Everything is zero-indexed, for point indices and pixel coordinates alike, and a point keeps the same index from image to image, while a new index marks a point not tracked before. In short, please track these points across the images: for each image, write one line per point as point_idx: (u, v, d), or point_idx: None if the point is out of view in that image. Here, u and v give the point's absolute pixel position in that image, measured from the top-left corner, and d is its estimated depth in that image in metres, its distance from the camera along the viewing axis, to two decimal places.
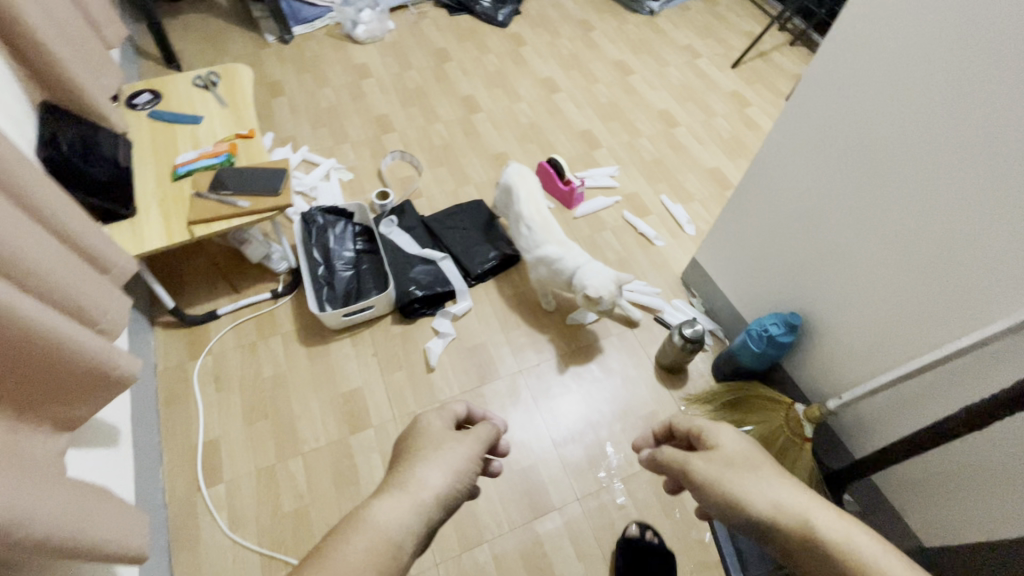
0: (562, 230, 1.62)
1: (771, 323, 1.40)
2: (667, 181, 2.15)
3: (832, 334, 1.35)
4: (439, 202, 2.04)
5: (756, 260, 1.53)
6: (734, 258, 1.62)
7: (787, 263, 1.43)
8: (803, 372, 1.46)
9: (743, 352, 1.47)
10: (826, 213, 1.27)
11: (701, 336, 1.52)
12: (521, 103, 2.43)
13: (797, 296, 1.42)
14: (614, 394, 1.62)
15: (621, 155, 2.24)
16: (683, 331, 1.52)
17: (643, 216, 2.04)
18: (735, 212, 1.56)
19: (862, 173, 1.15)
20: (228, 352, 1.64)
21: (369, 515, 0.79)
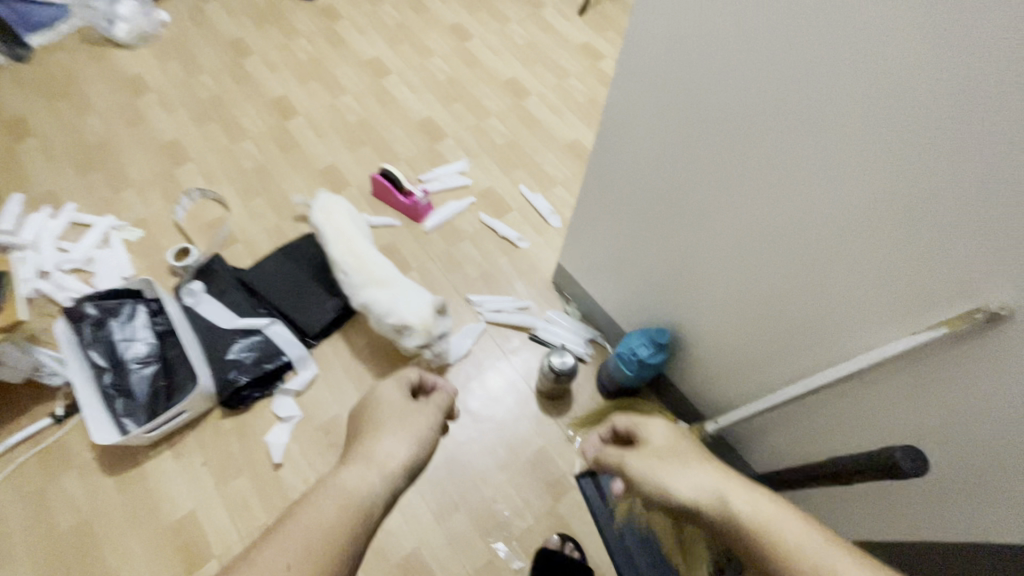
0: (377, 260, 1.40)
1: (636, 344, 1.27)
2: (525, 167, 1.91)
3: (715, 339, 1.16)
4: (260, 247, 1.69)
5: (622, 261, 1.32)
6: (600, 258, 1.40)
7: (652, 262, 1.21)
8: (692, 380, 1.29)
9: (618, 373, 1.35)
10: (682, 205, 1.03)
11: (571, 367, 1.39)
12: (346, 96, 2.05)
13: (670, 298, 1.22)
14: (494, 439, 1.45)
15: (470, 143, 1.95)
16: (551, 362, 1.39)
17: (503, 215, 1.80)
18: (589, 207, 1.32)
19: (711, 157, 0.91)
20: (4, 512, 1.28)
21: (331, 484, 0.69)
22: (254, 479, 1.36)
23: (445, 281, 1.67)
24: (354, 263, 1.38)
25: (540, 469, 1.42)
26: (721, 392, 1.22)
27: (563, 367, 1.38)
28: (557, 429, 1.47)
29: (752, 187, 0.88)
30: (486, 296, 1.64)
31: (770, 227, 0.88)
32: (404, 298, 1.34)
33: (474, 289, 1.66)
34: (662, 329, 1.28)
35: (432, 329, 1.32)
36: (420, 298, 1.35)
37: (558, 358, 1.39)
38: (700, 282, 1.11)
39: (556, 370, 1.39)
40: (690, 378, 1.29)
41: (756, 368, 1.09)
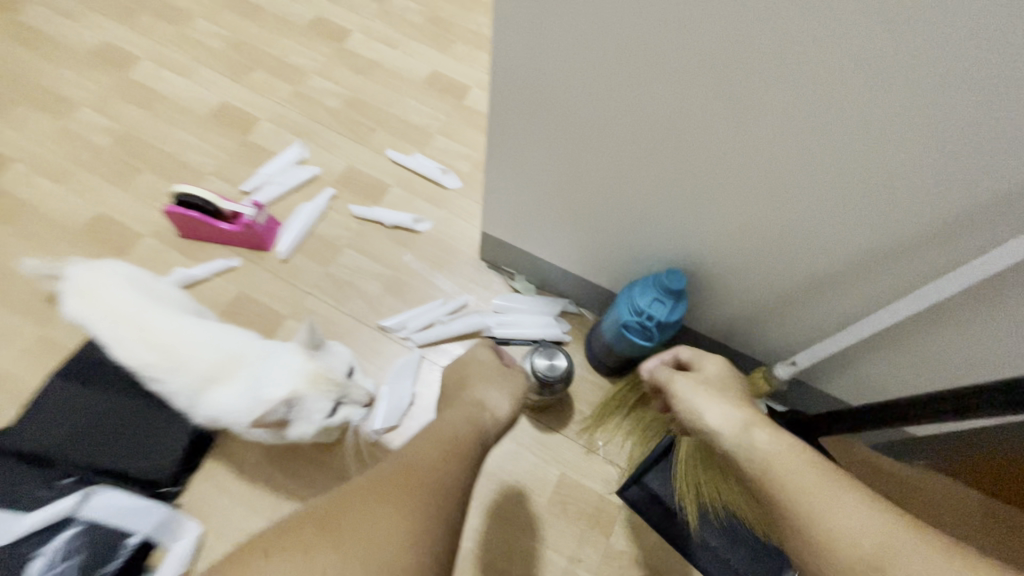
0: (206, 334, 0.84)
1: (646, 302, 0.86)
2: (383, 126, 1.40)
3: (765, 262, 0.84)
4: (28, 381, 1.05)
5: (592, 210, 0.94)
6: (556, 220, 1.01)
7: (642, 200, 0.85)
8: (740, 315, 0.98)
9: (626, 346, 0.96)
10: (670, 109, 0.67)
11: (565, 368, 0.97)
12: (82, 113, 1.35)
13: (681, 234, 0.88)
14: (496, 495, 1.04)
15: (295, 119, 1.38)
16: (536, 368, 0.96)
17: (381, 197, 1.30)
18: (522, 163, 0.92)
19: (707, 9, 0.55)
20: None
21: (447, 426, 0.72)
22: None
23: (342, 315, 1.17)
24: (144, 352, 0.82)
25: (571, 506, 1.04)
26: (786, 316, 0.92)
27: (559, 373, 0.96)
28: (569, 442, 1.09)
29: (815, 26, 0.51)
30: (408, 312, 1.16)
31: (866, 55, 0.51)
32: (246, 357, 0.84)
33: (386, 309, 1.17)
34: (677, 270, 0.86)
35: (331, 371, 0.85)
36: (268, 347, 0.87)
37: (546, 361, 0.97)
38: (725, 200, 0.77)
39: (548, 379, 0.96)
40: (738, 315, 0.98)
41: (839, 277, 0.79)
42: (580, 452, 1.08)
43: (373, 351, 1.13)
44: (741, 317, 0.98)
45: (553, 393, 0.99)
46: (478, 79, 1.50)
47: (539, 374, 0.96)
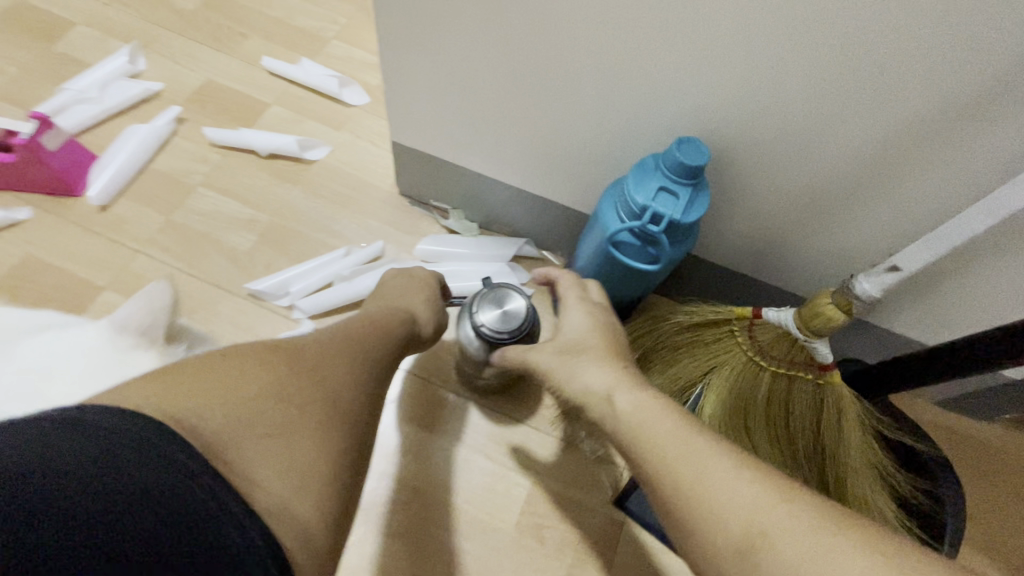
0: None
1: (648, 193, 0.52)
2: (256, 29, 1.02)
3: (794, 132, 0.55)
4: None
5: (533, 86, 0.63)
6: (485, 117, 0.70)
7: (608, 46, 0.55)
8: (747, 242, 0.69)
9: (617, 273, 0.63)
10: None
11: (529, 319, 0.61)
12: None
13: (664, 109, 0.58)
14: (433, 527, 0.69)
15: (126, 20, 0.98)
16: (478, 323, 0.61)
17: (254, 118, 0.92)
18: (426, 9, 0.59)
19: None
20: None
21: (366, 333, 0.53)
22: None
23: (191, 281, 0.79)
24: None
25: (549, 530, 0.69)
26: (818, 232, 0.64)
27: (516, 328, 0.60)
28: (540, 436, 0.74)
29: None
30: (292, 268, 0.80)
31: None
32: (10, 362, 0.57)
33: (259, 268, 0.80)
34: (694, 138, 0.52)
35: (150, 350, 0.58)
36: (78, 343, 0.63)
37: (496, 311, 0.61)
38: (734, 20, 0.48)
39: (498, 338, 0.60)
40: (745, 241, 0.69)
41: (911, 140, 0.51)
42: (558, 449, 0.73)
43: (239, 329, 0.76)
44: (750, 245, 0.69)
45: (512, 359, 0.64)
46: None
47: (484, 332, 0.61)
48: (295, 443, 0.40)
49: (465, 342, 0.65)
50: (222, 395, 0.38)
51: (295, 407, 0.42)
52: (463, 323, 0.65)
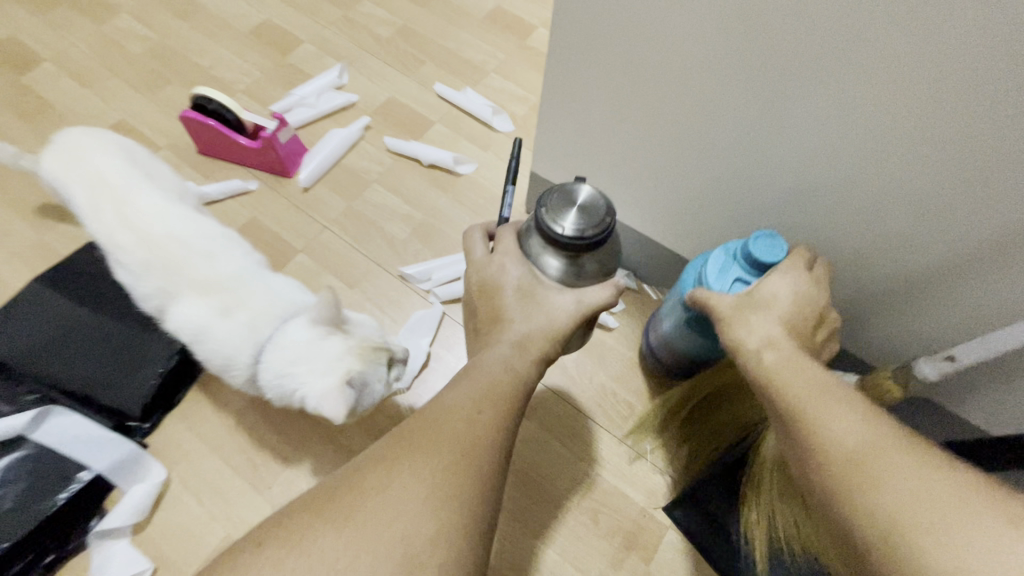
0: (253, 298, 0.65)
1: (731, 275, 0.64)
2: (434, 58, 1.24)
3: (903, 208, 0.60)
4: (14, 281, 0.94)
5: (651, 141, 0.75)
6: (615, 177, 0.85)
7: (726, 155, 0.69)
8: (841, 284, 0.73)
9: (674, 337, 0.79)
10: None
11: (603, 208, 0.53)
12: (119, 18, 1.26)
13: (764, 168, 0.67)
14: (514, 490, 0.84)
15: (339, 44, 1.25)
16: (551, 226, 0.52)
17: (422, 133, 1.14)
18: (588, 100, 0.76)
19: None
20: None
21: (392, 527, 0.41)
22: None
23: (359, 257, 1.01)
24: (99, 204, 0.65)
25: (604, 516, 0.82)
26: (919, 295, 0.67)
27: (604, 223, 0.52)
28: (608, 437, 0.88)
29: None
30: (436, 260, 0.99)
31: None
32: (260, 278, 0.67)
33: (409, 255, 1.01)
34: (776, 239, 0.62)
35: (333, 337, 0.63)
36: (292, 315, 0.65)
37: (572, 208, 0.53)
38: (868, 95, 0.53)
39: (583, 239, 0.52)
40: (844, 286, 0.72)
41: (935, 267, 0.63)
42: (623, 451, 0.87)
43: (389, 301, 0.97)
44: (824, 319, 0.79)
45: (593, 270, 0.56)
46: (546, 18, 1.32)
47: (567, 237, 0.52)
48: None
49: (534, 262, 0.56)
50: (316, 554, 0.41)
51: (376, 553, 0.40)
52: (537, 240, 0.55)
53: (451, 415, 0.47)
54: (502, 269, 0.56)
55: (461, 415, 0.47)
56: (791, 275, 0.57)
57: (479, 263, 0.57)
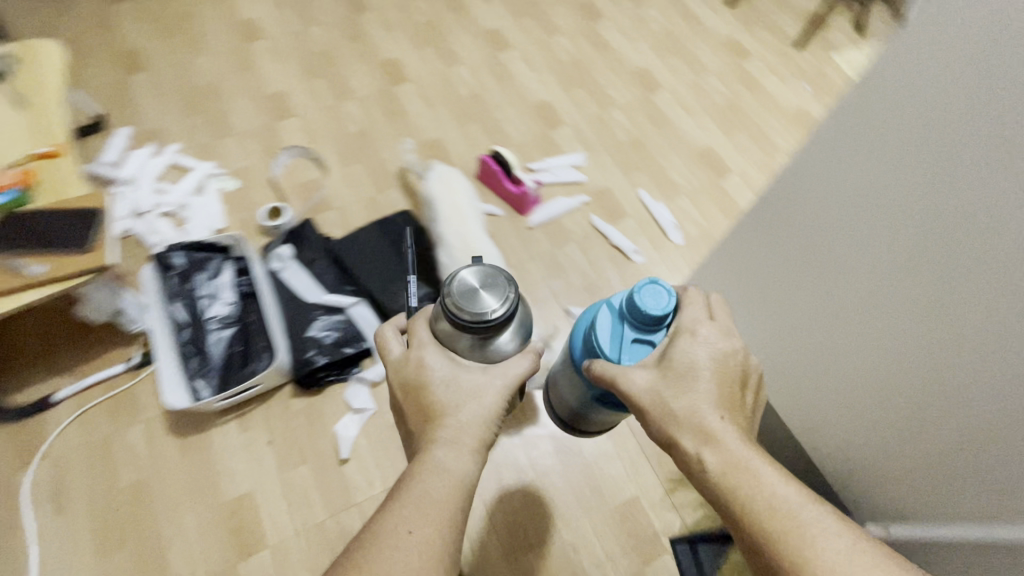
0: None
1: (625, 339, 0.82)
2: (647, 170, 1.69)
3: (843, 438, 1.02)
4: (356, 217, 1.57)
5: (757, 324, 1.14)
6: None
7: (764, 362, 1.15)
8: (832, 455, 1.07)
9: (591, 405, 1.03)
10: (874, 260, 0.82)
11: (499, 289, 0.80)
12: (460, 67, 1.88)
13: (811, 362, 1.02)
14: (580, 478, 1.28)
15: (588, 135, 1.75)
16: (458, 304, 0.78)
17: (618, 220, 1.60)
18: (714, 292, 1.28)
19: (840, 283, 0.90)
20: (73, 454, 1.25)
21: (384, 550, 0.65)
22: (317, 474, 1.25)
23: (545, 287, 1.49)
24: (459, 223, 1.23)
25: (629, 522, 1.23)
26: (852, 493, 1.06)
27: (508, 298, 0.80)
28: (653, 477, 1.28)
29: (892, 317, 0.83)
30: None
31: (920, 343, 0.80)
32: None
33: (577, 300, 1.47)
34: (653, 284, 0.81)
35: None
36: None
37: (475, 288, 0.80)
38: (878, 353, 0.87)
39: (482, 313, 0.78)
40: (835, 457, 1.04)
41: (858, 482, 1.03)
42: (661, 491, 1.27)
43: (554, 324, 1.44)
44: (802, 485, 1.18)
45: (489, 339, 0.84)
46: (743, 170, 1.71)
47: (472, 313, 0.78)
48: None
49: (446, 337, 0.82)
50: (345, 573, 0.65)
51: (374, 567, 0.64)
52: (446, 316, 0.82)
53: (391, 530, 0.67)
54: (419, 360, 0.81)
55: (396, 534, 0.66)
56: (702, 338, 0.75)
57: (402, 362, 0.83)
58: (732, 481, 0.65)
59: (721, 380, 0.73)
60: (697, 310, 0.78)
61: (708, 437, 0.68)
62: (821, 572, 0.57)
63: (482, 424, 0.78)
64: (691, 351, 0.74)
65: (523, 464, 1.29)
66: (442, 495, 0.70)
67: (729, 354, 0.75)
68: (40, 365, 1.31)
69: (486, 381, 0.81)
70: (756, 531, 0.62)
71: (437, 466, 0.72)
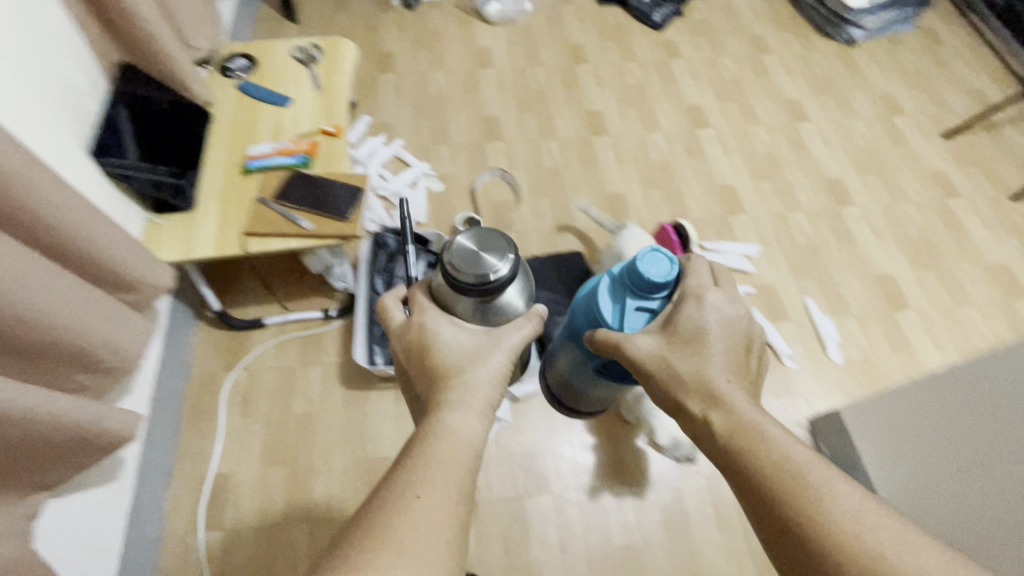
0: None
1: (627, 307, 0.92)
2: (819, 280, 1.69)
3: None
4: (533, 245, 1.72)
5: (924, 466, 1.11)
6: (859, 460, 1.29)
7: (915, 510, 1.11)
8: None
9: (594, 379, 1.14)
10: None
11: (499, 255, 0.86)
12: (657, 134, 2.00)
13: (973, 531, 0.98)
14: (682, 558, 1.30)
15: (767, 229, 1.78)
16: (460, 267, 0.83)
17: (778, 321, 1.61)
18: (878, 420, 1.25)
19: None
20: (264, 372, 1.48)
21: (397, 513, 0.61)
22: None
23: None
24: None
25: None
26: None
27: (507, 257, 0.85)
28: None
29: None
30: None
31: None
32: None
33: None
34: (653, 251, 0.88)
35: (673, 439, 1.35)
36: None
37: (477, 252, 0.85)
38: (1019, 506, 0.91)
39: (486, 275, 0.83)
40: None
41: None
42: None
43: None
44: None
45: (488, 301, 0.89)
46: (922, 309, 1.65)
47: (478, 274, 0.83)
48: (404, 541, 0.58)
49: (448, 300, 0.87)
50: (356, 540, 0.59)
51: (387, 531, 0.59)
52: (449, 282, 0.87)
53: (397, 499, 0.62)
54: (422, 323, 0.86)
55: (405, 498, 0.62)
56: (707, 303, 0.80)
57: (406, 327, 0.86)
58: (738, 441, 0.68)
59: (728, 345, 0.78)
60: (700, 279, 0.84)
61: (714, 400, 0.73)
62: (828, 516, 0.59)
63: (493, 382, 0.79)
64: (699, 316, 0.79)
65: (630, 523, 1.34)
66: (457, 460, 0.67)
67: (735, 323, 0.80)
68: (260, 291, 1.58)
69: (492, 342, 0.83)
70: (762, 485, 0.64)
71: (450, 432, 0.70)
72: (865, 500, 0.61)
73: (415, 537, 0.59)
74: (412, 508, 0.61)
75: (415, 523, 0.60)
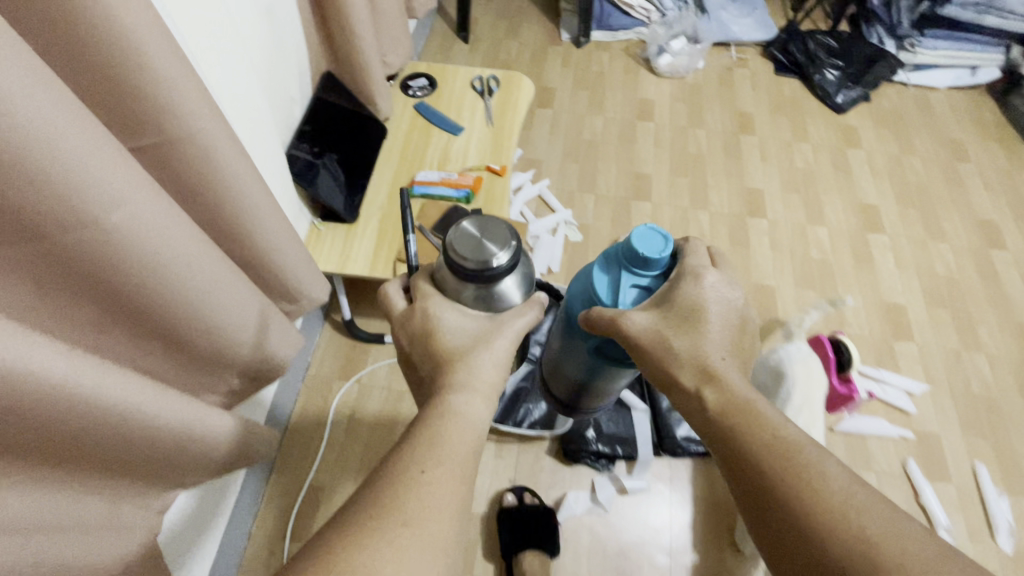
0: None
1: (620, 284, 0.72)
2: (996, 444, 1.44)
3: None
4: None
5: None
6: None
7: None
8: None
9: (582, 363, 0.97)
10: None
11: (506, 241, 0.66)
12: (822, 228, 1.82)
13: None
14: None
15: (938, 368, 1.55)
16: (458, 256, 0.65)
17: (938, 480, 1.38)
18: None
19: None
20: (375, 390, 1.48)
21: (402, 496, 0.54)
22: None
23: None
24: (810, 424, 1.19)
25: None
26: None
27: (511, 243, 0.66)
28: None
29: None
30: None
31: None
32: None
33: None
34: (650, 228, 0.70)
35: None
36: None
37: (477, 238, 0.66)
38: None
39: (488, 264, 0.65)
40: None
41: None
42: None
43: None
44: None
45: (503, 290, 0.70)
46: None
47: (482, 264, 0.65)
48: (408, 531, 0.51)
49: (454, 292, 0.70)
50: (352, 522, 0.52)
51: (389, 513, 0.52)
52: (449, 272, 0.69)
53: (400, 482, 0.55)
54: (425, 313, 0.70)
55: (411, 475, 0.55)
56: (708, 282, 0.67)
57: (408, 314, 0.72)
58: (729, 420, 0.61)
59: (728, 324, 0.67)
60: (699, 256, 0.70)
61: (709, 376, 0.64)
62: (825, 505, 0.54)
63: (498, 370, 0.67)
64: (697, 293, 0.67)
65: None
66: (467, 446, 0.59)
67: (732, 303, 0.68)
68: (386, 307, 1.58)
69: (495, 327, 0.69)
70: (758, 471, 0.58)
71: (454, 413, 0.61)
72: (853, 482, 0.56)
73: (419, 525, 0.52)
74: (419, 494, 0.54)
75: (420, 509, 0.53)
